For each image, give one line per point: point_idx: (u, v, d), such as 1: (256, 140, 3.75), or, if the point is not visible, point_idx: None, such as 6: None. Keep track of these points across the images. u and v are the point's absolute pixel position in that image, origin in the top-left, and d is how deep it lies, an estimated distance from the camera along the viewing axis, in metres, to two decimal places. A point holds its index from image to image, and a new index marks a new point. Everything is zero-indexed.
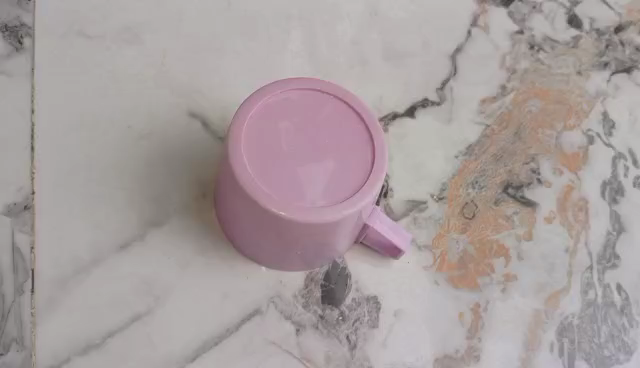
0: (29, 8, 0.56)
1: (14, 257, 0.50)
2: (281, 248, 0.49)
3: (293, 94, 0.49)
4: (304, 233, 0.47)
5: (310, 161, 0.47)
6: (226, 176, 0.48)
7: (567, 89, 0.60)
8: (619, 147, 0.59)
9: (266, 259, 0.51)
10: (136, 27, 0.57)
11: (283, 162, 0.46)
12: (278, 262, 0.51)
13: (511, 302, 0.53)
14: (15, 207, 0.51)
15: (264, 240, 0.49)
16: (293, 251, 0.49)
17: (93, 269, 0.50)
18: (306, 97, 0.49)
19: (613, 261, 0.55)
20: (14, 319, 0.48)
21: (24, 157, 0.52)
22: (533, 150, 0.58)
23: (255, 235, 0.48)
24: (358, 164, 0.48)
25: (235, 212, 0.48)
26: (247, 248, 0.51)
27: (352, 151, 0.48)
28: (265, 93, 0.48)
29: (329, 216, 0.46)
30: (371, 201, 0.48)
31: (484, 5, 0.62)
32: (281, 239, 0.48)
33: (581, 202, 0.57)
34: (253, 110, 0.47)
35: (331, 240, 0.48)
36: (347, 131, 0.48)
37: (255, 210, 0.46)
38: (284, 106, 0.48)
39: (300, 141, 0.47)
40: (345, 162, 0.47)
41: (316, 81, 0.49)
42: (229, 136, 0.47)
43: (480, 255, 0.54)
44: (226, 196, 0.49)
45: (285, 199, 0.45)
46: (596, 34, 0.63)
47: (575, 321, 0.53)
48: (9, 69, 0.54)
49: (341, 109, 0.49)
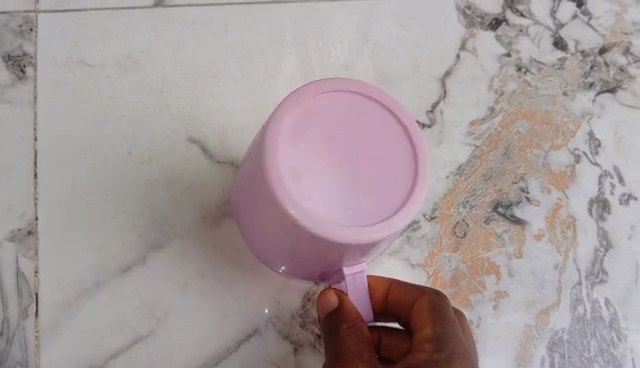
0: (31, 37, 0.57)
1: (18, 281, 0.52)
2: (304, 253, 0.47)
3: (335, 97, 0.46)
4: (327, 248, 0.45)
5: (349, 174, 0.44)
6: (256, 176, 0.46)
7: (553, 110, 0.61)
8: (605, 165, 0.60)
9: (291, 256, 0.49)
10: (136, 55, 0.58)
11: (317, 173, 0.44)
12: (300, 263, 0.50)
13: (503, 318, 0.56)
14: (19, 233, 0.53)
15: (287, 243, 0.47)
16: (318, 258, 0.47)
17: (95, 292, 0.52)
18: (351, 102, 0.46)
19: (601, 276, 0.57)
20: (19, 342, 0.51)
21: (28, 183, 0.54)
22: (521, 169, 0.59)
23: (279, 236, 0.47)
24: (396, 187, 0.45)
25: (262, 209, 0.47)
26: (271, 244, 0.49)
27: (393, 169, 0.45)
28: (309, 89, 0.45)
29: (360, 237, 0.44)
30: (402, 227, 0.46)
31: (472, 29, 0.62)
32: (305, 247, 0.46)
33: (569, 219, 0.58)
34: (295, 109, 0.45)
35: (359, 253, 0.47)
36: (391, 147, 0.46)
37: (281, 215, 0.44)
38: (325, 109, 0.45)
39: (340, 149, 0.45)
40: (385, 180, 0.45)
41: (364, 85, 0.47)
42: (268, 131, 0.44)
43: (472, 272, 0.56)
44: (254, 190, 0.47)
45: (315, 212, 0.44)
46: (581, 56, 0.62)
47: (565, 336, 0.56)
48: (14, 99, 0.55)
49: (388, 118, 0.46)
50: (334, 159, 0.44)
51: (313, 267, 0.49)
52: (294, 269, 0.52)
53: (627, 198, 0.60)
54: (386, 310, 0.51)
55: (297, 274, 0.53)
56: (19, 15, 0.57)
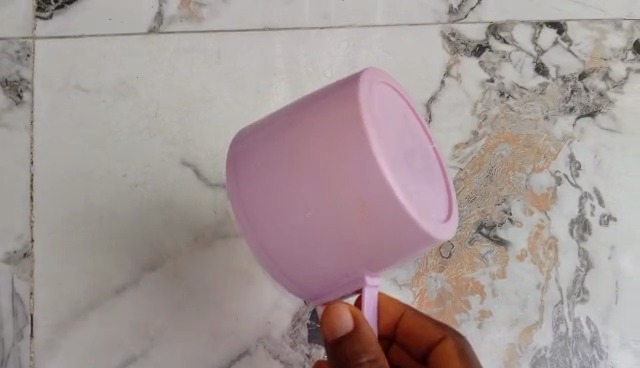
0: (28, 63, 0.58)
1: (13, 302, 0.54)
2: (345, 249, 0.41)
3: (396, 94, 0.44)
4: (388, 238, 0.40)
5: (412, 166, 0.42)
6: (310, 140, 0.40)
7: (535, 134, 0.62)
8: (586, 186, 0.62)
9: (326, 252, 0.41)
10: (131, 80, 0.59)
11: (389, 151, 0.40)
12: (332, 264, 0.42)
13: (488, 337, 0.58)
14: (16, 255, 0.55)
15: (339, 225, 0.40)
16: (345, 270, 0.42)
17: (90, 313, 0.54)
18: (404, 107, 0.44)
19: (582, 295, 0.59)
20: (14, 362, 0.53)
21: (24, 207, 0.55)
22: (504, 191, 0.61)
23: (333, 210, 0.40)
24: (438, 204, 0.43)
25: (330, 176, 0.40)
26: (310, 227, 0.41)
27: (435, 186, 0.44)
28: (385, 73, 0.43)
29: (429, 232, 0.40)
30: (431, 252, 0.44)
31: (457, 55, 0.63)
32: (362, 231, 0.40)
33: (551, 240, 0.60)
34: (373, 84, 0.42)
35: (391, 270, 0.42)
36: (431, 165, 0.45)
37: (365, 176, 0.39)
38: (391, 100, 0.43)
39: (401, 141, 0.42)
40: (434, 189, 0.44)
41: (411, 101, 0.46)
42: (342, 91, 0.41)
43: (456, 292, 0.58)
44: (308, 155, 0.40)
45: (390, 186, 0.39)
46: (562, 81, 0.64)
47: (548, 354, 0.58)
48: (11, 124, 0.57)
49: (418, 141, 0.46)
50: (399, 147, 0.41)
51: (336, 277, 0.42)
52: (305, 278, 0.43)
53: (607, 219, 0.61)
54: (390, 334, 0.52)
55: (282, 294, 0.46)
56: (16, 41, 0.58)
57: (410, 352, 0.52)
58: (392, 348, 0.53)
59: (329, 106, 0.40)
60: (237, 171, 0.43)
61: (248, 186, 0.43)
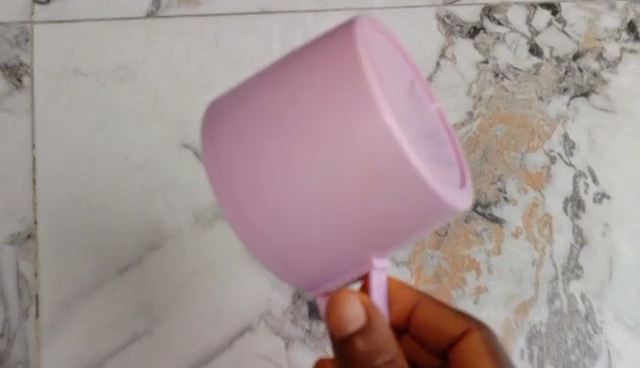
0: (27, 47, 0.59)
1: (18, 283, 0.55)
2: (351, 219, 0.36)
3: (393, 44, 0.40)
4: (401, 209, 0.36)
5: (417, 124, 0.38)
6: (304, 89, 0.35)
7: (530, 113, 0.63)
8: (580, 165, 0.62)
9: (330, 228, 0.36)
10: (130, 64, 0.60)
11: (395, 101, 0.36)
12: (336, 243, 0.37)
13: (484, 313, 0.59)
14: (19, 236, 0.56)
15: (343, 190, 0.35)
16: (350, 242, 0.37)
17: (93, 293, 0.56)
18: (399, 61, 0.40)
19: (576, 272, 0.60)
20: (20, 342, 0.54)
21: (27, 189, 0.56)
22: (499, 170, 0.62)
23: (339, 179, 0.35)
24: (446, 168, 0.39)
25: (334, 138, 0.34)
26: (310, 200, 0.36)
27: (439, 151, 0.40)
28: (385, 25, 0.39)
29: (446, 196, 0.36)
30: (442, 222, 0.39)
31: (451, 37, 0.64)
32: (372, 204, 0.35)
33: (545, 217, 0.61)
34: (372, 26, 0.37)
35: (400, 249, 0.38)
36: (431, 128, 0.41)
37: (376, 136, 0.34)
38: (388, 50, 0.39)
39: (404, 96, 0.38)
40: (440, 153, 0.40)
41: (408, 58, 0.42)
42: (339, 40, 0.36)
43: (453, 269, 0.59)
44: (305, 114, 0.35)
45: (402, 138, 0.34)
46: (556, 62, 0.64)
47: (544, 329, 0.59)
48: (11, 108, 0.58)
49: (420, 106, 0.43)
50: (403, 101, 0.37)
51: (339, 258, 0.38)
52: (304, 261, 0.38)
53: (600, 197, 0.62)
54: (402, 326, 0.50)
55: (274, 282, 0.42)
56: (14, 26, 0.59)
57: (424, 344, 0.50)
58: (404, 339, 0.51)
59: (325, 55, 0.35)
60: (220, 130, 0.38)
61: (232, 153, 0.37)
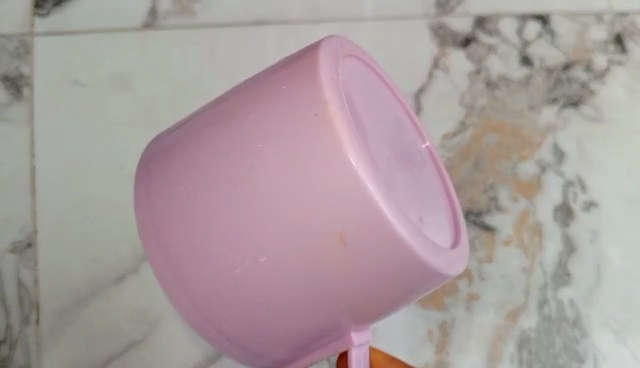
0: (27, 59, 0.60)
1: (20, 290, 0.58)
2: (315, 275, 0.42)
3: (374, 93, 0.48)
4: (371, 262, 0.41)
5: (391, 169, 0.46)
6: (272, 140, 0.42)
7: (522, 123, 0.64)
8: (569, 174, 0.63)
9: (303, 280, 0.42)
10: (127, 74, 0.60)
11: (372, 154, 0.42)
12: (308, 298, 0.43)
13: (476, 318, 0.61)
14: (20, 245, 0.59)
15: (309, 245, 0.41)
16: (319, 296, 0.43)
17: (91, 301, 0.58)
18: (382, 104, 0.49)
19: (566, 278, 0.62)
20: (22, 347, 0.58)
21: (29, 199, 0.59)
22: (490, 179, 0.63)
23: (306, 238, 0.41)
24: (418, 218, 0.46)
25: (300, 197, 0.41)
26: (279, 254, 0.42)
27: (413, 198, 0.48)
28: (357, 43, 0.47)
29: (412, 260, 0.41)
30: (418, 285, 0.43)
31: (444, 48, 0.64)
32: (333, 262, 0.41)
33: (536, 225, 0.62)
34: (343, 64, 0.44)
35: (391, 308, 0.44)
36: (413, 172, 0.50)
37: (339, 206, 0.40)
38: (375, 100, 0.48)
39: (381, 144, 0.46)
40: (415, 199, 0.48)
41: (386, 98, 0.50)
42: (297, 83, 0.42)
43: None
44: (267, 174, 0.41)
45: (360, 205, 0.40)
46: (546, 72, 0.64)
47: (533, 335, 0.61)
48: (11, 118, 0.60)
49: (387, 142, 0.47)
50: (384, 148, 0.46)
51: (316, 309, 0.43)
52: (278, 311, 0.44)
53: (589, 205, 0.63)
54: None
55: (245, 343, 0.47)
56: (15, 38, 0.60)
57: None
58: None
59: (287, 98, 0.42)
60: (193, 168, 0.45)
61: (204, 193, 0.44)
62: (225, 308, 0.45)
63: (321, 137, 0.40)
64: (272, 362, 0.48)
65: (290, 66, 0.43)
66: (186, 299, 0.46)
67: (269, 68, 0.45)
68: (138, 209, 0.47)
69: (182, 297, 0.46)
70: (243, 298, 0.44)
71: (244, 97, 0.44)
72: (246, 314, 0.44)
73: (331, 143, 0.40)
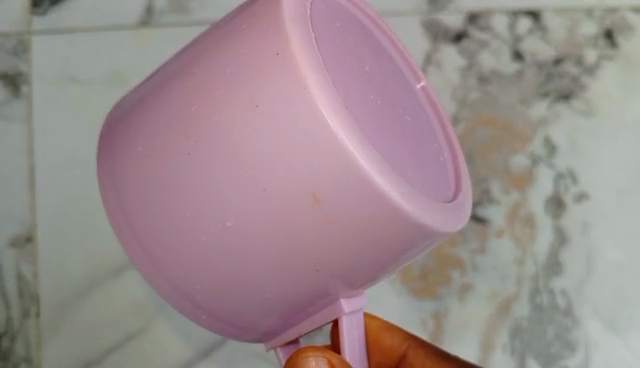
0: (25, 57, 0.61)
1: (20, 284, 0.60)
2: (285, 238, 0.40)
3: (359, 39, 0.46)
4: (346, 219, 0.39)
5: (380, 116, 0.43)
6: (236, 92, 0.39)
7: (513, 116, 0.65)
8: (560, 166, 0.64)
9: (274, 245, 0.40)
10: (123, 71, 0.61)
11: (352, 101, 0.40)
12: (279, 262, 0.41)
13: (468, 308, 0.62)
14: (19, 239, 0.60)
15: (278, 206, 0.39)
16: (291, 260, 0.41)
17: (90, 293, 0.60)
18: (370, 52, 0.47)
19: (557, 269, 0.63)
20: (23, 339, 0.60)
21: (29, 195, 0.60)
22: (483, 172, 0.64)
23: (276, 201, 0.39)
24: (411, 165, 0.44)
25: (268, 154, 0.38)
26: (246, 218, 0.40)
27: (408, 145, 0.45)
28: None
29: (392, 214, 0.38)
30: (407, 242, 0.40)
31: (436, 44, 0.65)
32: (303, 223, 0.39)
33: (528, 216, 0.63)
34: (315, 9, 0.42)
35: (380, 266, 0.42)
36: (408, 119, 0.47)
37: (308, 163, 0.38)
38: (360, 47, 0.46)
39: (370, 90, 0.44)
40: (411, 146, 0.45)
41: (372, 45, 0.47)
42: (258, 30, 0.39)
43: (438, 266, 0.63)
44: (229, 133, 0.39)
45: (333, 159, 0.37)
46: (537, 67, 0.65)
47: (525, 324, 0.62)
48: (10, 115, 0.61)
49: (377, 89, 0.45)
50: (377, 96, 0.44)
51: (291, 275, 0.41)
52: (251, 279, 0.42)
53: (580, 197, 0.64)
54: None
55: (222, 315, 0.46)
56: (13, 36, 0.61)
57: None
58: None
59: (248, 47, 0.39)
60: (156, 134, 0.43)
61: (169, 161, 0.42)
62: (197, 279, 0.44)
63: (283, 84, 0.37)
64: (262, 332, 0.47)
65: (251, 12, 0.41)
66: (161, 278, 0.45)
67: (233, 14, 0.43)
68: (102, 187, 0.47)
69: (156, 277, 0.45)
70: (213, 269, 0.43)
71: (208, 49, 0.42)
72: (219, 284, 0.43)
73: (294, 90, 0.37)
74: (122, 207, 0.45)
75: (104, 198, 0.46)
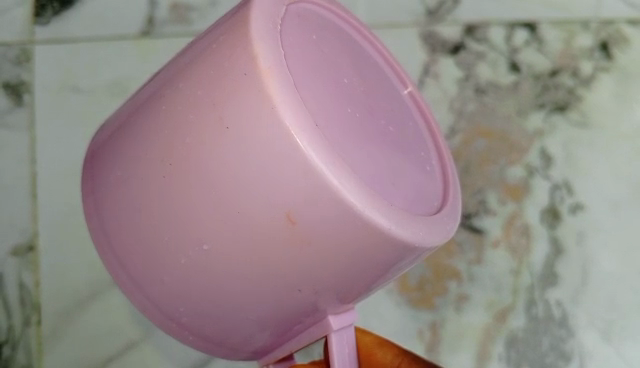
0: (27, 67, 0.62)
1: (22, 293, 0.60)
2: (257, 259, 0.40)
3: (343, 54, 0.47)
4: (321, 239, 0.39)
5: (365, 134, 0.43)
6: (209, 117, 0.40)
7: (509, 128, 0.65)
8: (556, 177, 0.65)
9: (251, 266, 0.41)
10: (125, 81, 0.62)
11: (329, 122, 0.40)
12: (256, 281, 0.41)
13: (465, 319, 0.63)
14: (21, 248, 0.61)
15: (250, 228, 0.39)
16: (266, 280, 0.41)
17: (90, 302, 0.60)
18: (355, 67, 0.47)
19: (553, 280, 0.64)
20: (23, 347, 0.60)
21: (30, 204, 0.61)
22: (480, 183, 0.65)
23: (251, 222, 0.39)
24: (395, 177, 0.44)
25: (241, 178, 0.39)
26: (221, 242, 0.41)
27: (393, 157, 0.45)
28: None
29: (365, 233, 0.39)
30: (385, 259, 0.40)
31: (434, 56, 0.66)
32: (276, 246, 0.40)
33: (523, 228, 0.64)
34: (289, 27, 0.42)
35: (360, 282, 0.42)
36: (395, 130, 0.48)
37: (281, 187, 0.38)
38: (346, 62, 0.46)
39: (353, 108, 0.44)
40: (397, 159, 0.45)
41: (356, 58, 0.48)
42: (230, 51, 0.39)
43: (435, 277, 0.64)
44: (206, 156, 0.40)
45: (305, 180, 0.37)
46: (533, 79, 0.66)
47: (520, 334, 0.63)
48: (12, 125, 0.61)
49: (362, 104, 0.46)
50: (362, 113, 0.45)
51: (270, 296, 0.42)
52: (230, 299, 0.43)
53: (575, 208, 0.64)
54: None
55: (211, 336, 0.47)
56: (15, 45, 0.62)
57: None
58: None
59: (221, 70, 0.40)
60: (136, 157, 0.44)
61: (150, 183, 0.43)
62: (181, 302, 0.45)
63: (255, 108, 0.38)
64: (251, 351, 0.48)
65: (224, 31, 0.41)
66: (146, 299, 0.46)
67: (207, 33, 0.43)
68: (87, 211, 0.48)
69: (141, 298, 0.47)
70: (193, 289, 0.43)
71: (184, 71, 0.42)
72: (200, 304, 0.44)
73: (266, 112, 0.38)
74: (107, 230, 0.46)
75: (89, 222, 0.48)
